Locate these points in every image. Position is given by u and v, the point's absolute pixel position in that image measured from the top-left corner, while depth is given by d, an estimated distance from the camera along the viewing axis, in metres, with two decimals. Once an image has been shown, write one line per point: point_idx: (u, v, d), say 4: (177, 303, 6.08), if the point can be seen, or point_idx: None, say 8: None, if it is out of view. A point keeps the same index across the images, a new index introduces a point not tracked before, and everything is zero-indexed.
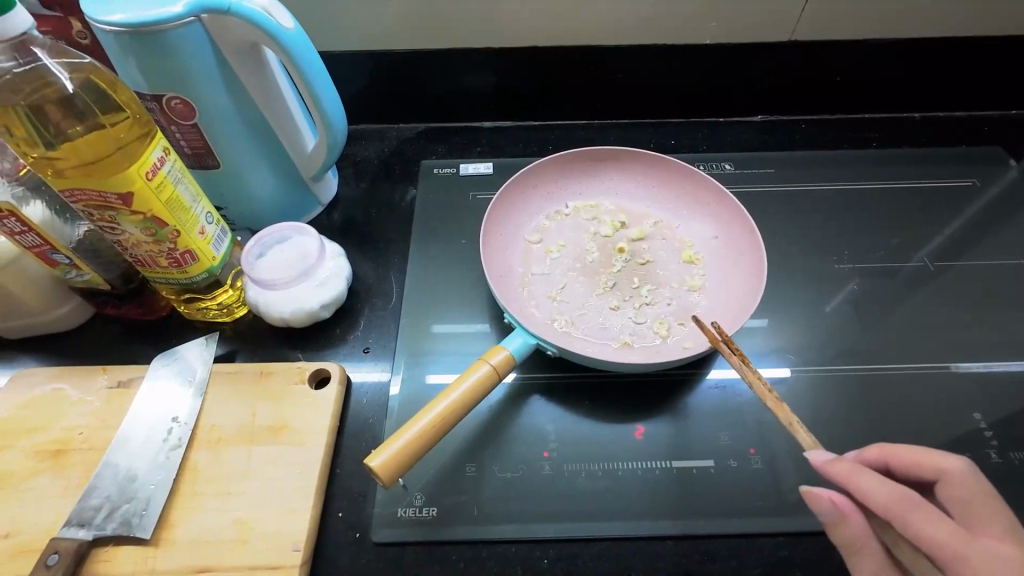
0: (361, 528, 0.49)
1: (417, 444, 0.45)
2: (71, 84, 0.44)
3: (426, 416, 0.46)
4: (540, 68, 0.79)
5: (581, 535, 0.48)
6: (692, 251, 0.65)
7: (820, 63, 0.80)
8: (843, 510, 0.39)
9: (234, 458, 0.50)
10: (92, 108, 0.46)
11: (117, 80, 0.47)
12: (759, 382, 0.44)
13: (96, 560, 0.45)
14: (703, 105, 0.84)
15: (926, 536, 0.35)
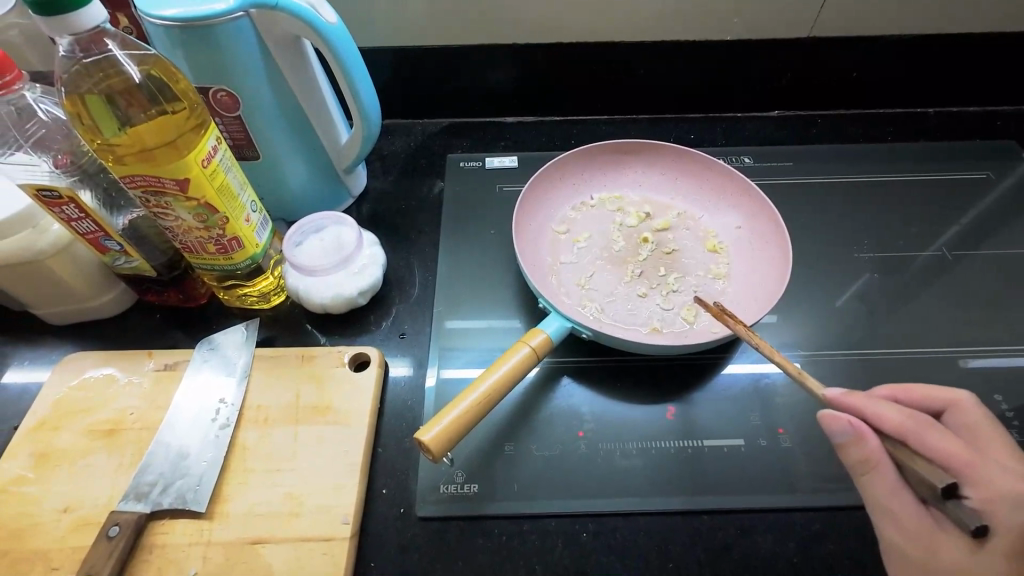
0: (404, 504, 0.51)
1: (464, 419, 0.47)
2: (137, 75, 0.47)
3: (471, 394, 0.48)
4: (540, 69, 0.81)
5: (618, 511, 0.50)
6: (716, 241, 0.67)
7: (821, 63, 0.82)
8: (860, 431, 0.41)
9: (281, 436, 0.52)
10: (156, 98, 0.48)
11: (177, 72, 0.49)
12: (766, 343, 0.46)
13: (153, 532, 0.47)
14: (704, 105, 0.86)
15: (940, 451, 0.39)
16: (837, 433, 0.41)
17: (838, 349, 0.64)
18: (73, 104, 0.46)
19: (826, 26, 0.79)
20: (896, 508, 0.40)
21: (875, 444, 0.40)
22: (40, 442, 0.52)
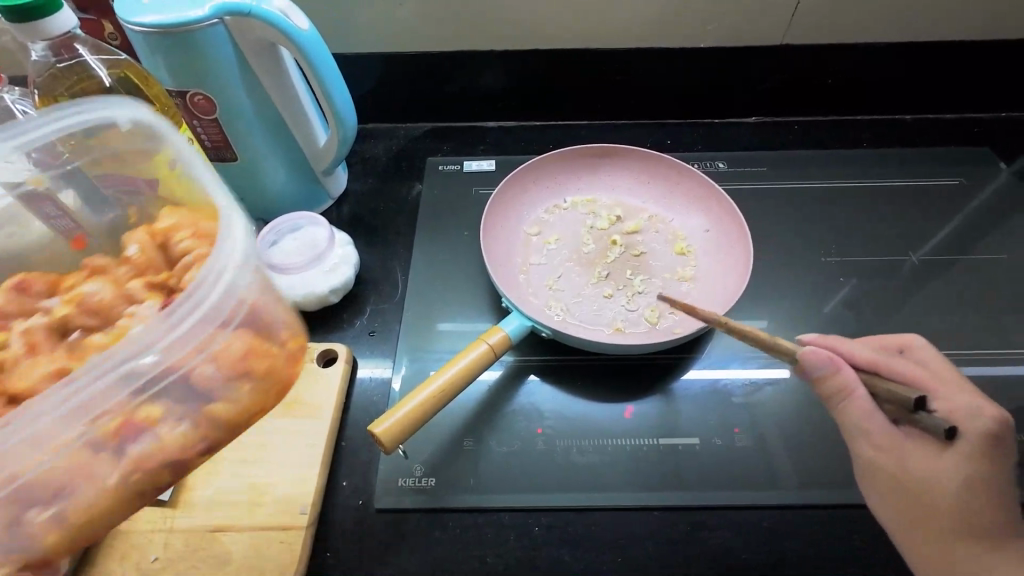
0: (364, 496, 0.52)
1: (427, 409, 0.49)
2: None
3: (431, 385, 0.50)
4: (544, 67, 0.82)
5: (573, 505, 0.51)
6: (685, 243, 0.68)
7: (822, 63, 0.82)
8: (836, 363, 0.44)
9: (247, 429, 0.54)
10: None
11: None
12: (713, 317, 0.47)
13: (119, 519, 0.49)
14: (704, 105, 0.86)
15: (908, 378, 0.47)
16: (819, 366, 0.44)
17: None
18: None
19: (804, 33, 0.80)
20: (871, 428, 0.44)
21: (850, 374, 0.44)
22: None
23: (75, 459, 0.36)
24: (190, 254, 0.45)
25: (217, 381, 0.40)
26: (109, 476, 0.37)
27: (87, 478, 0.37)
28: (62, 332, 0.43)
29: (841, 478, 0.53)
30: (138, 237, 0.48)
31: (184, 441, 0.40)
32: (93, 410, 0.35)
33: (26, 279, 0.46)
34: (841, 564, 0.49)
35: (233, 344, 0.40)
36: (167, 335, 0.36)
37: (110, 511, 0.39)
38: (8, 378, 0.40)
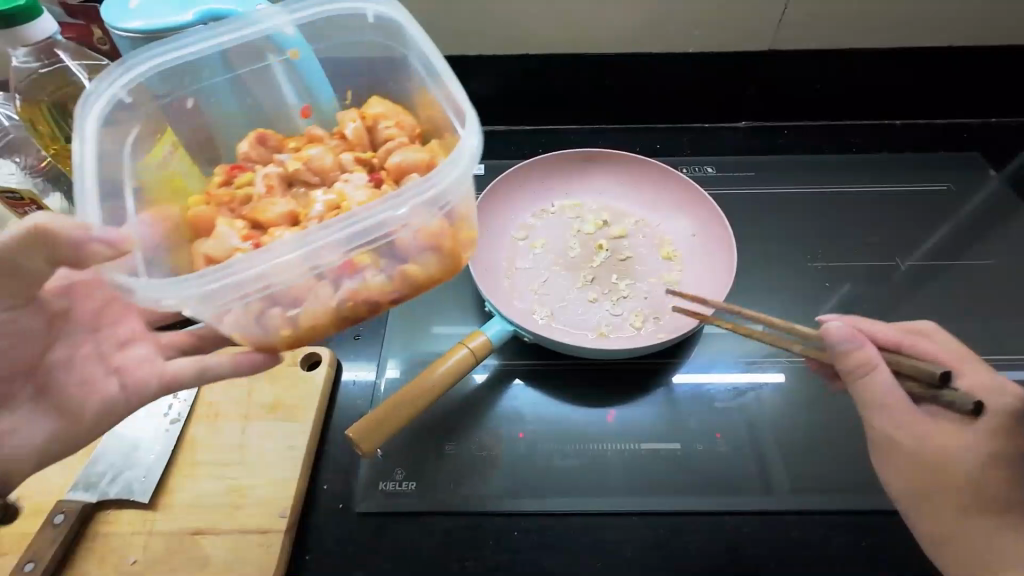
0: (345, 500, 0.52)
1: (400, 408, 0.51)
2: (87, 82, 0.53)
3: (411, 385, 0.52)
4: (540, 69, 0.82)
5: (553, 510, 0.51)
6: (671, 248, 0.68)
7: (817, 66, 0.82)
8: (858, 340, 0.46)
9: (230, 431, 0.54)
10: None
11: None
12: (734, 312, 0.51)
13: (100, 521, 0.49)
14: (697, 108, 0.86)
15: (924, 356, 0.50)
16: (842, 341, 0.45)
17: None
18: (28, 111, 0.52)
19: (793, 39, 0.80)
20: (894, 405, 0.45)
21: (873, 350, 0.46)
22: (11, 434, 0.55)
23: (308, 283, 0.44)
24: (393, 140, 0.54)
25: (412, 249, 0.47)
26: (326, 298, 0.46)
27: (310, 296, 0.45)
28: (291, 183, 0.53)
29: (822, 484, 0.53)
30: (348, 118, 0.56)
31: (397, 276, 0.48)
32: (317, 257, 0.42)
33: (248, 153, 0.55)
34: (823, 568, 0.49)
35: (435, 226, 0.47)
36: (406, 212, 0.43)
37: (333, 316, 0.48)
38: (255, 208, 0.51)
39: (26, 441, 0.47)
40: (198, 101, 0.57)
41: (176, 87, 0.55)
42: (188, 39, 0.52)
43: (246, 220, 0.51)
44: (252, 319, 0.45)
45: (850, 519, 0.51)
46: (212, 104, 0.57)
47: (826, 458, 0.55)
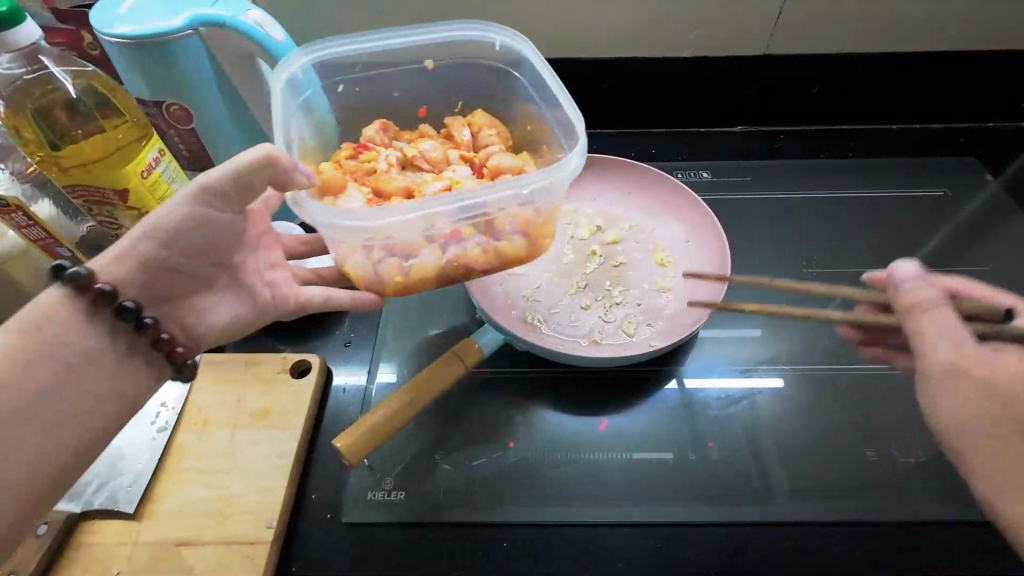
0: (333, 510, 0.52)
1: (390, 411, 0.50)
2: (73, 89, 0.53)
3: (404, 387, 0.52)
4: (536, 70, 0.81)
5: (543, 521, 0.51)
6: (664, 254, 0.68)
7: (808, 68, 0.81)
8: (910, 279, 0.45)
9: (217, 439, 0.54)
10: (93, 112, 0.55)
11: (115, 87, 0.57)
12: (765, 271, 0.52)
13: (84, 531, 0.49)
14: (687, 114, 0.86)
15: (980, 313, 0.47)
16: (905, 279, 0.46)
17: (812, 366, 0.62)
18: (13, 118, 0.53)
19: (789, 42, 0.80)
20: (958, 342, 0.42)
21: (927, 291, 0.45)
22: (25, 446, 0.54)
23: (418, 243, 0.49)
24: (495, 146, 0.60)
25: (512, 233, 0.51)
26: (434, 259, 0.50)
27: (420, 253, 0.49)
28: (414, 167, 0.59)
29: (816, 495, 0.52)
30: (458, 123, 0.62)
31: (501, 250, 0.51)
32: (430, 222, 0.46)
33: (373, 134, 0.60)
34: None
35: (538, 221, 0.52)
36: (523, 195, 0.47)
37: (442, 279, 0.52)
38: (379, 179, 0.56)
39: (218, 320, 0.49)
40: (357, 87, 0.62)
41: (337, 74, 0.60)
42: (373, 35, 0.57)
43: (372, 192, 0.55)
44: (366, 261, 0.50)
45: (850, 528, 0.51)
46: (362, 94, 0.62)
47: (821, 469, 0.54)
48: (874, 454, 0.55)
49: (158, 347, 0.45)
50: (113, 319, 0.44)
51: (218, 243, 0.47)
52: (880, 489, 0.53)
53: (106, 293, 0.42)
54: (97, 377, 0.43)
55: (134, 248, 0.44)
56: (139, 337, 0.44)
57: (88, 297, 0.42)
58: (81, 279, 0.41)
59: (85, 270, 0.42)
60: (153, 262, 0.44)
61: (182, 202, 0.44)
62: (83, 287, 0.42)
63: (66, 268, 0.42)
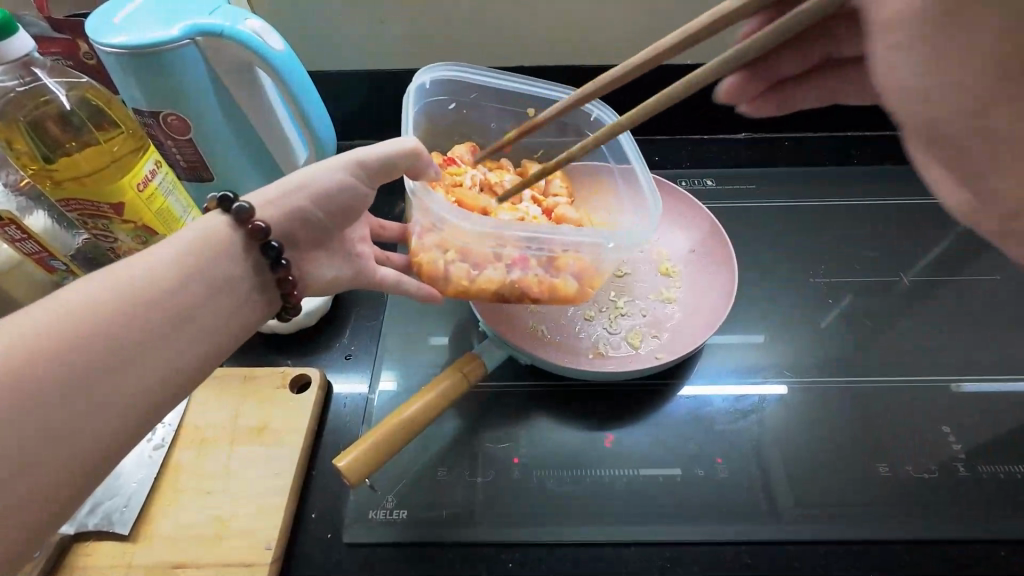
0: (333, 529, 0.51)
1: (394, 435, 0.49)
2: (66, 101, 0.53)
3: (416, 402, 0.51)
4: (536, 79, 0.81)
5: (548, 540, 0.49)
6: (669, 264, 0.67)
7: None
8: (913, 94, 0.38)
9: (215, 457, 0.52)
10: (87, 124, 0.54)
11: (110, 99, 0.57)
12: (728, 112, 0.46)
13: (77, 553, 0.47)
14: (690, 120, 0.85)
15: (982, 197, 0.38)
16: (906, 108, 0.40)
17: (816, 376, 0.61)
18: (5, 131, 0.52)
19: None
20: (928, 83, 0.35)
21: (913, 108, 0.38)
22: None
23: (488, 253, 0.54)
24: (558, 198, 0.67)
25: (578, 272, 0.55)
26: (497, 275, 0.54)
27: (488, 267, 0.55)
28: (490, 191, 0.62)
29: (826, 512, 0.51)
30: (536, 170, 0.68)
31: (558, 287, 0.55)
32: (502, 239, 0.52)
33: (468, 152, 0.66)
34: None
35: (599, 276, 0.57)
36: (603, 248, 0.52)
37: (498, 296, 0.56)
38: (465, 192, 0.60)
39: (327, 276, 0.51)
40: (464, 111, 0.69)
41: (453, 94, 0.67)
42: (517, 77, 0.66)
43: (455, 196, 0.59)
44: (439, 256, 0.55)
45: (850, 548, 0.49)
46: (465, 119, 0.69)
47: (831, 486, 0.53)
48: (886, 469, 0.54)
49: (283, 288, 0.46)
50: (255, 256, 0.44)
51: (352, 210, 0.50)
52: (889, 505, 0.51)
53: (265, 231, 0.43)
54: (227, 300, 0.42)
55: (289, 194, 0.46)
56: (271, 275, 0.45)
57: (243, 231, 0.43)
58: (244, 213, 0.43)
59: (250, 205, 0.43)
60: (299, 214, 0.46)
61: (341, 166, 0.47)
62: (243, 221, 0.43)
63: (232, 201, 0.43)
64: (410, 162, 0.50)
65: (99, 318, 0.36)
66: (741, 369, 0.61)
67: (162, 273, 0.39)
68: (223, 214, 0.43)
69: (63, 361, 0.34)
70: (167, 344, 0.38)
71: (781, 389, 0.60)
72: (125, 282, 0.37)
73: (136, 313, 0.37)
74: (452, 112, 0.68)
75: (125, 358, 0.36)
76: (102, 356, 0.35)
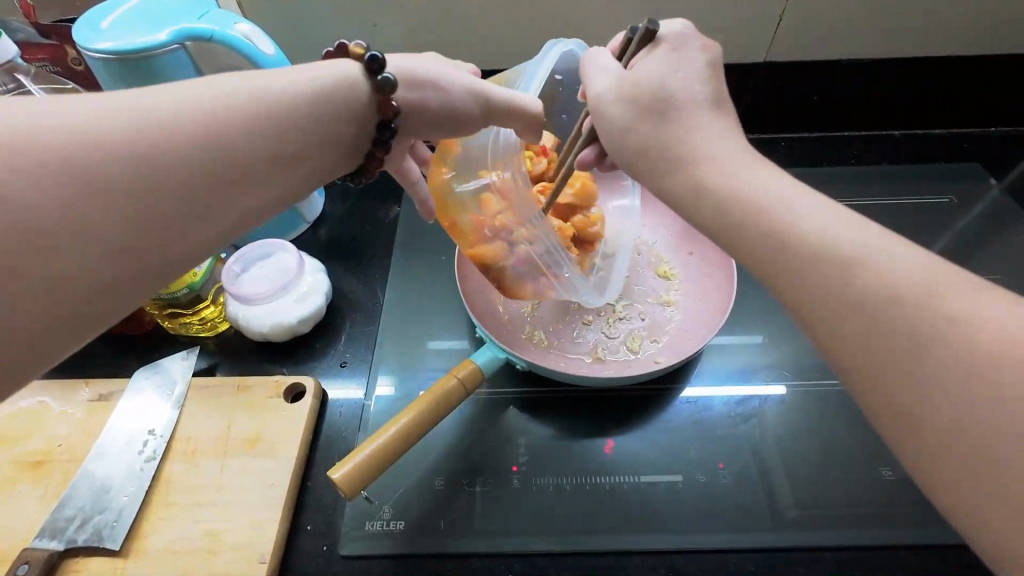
0: (329, 542, 0.50)
1: (394, 443, 0.48)
2: None
3: (461, 370, 0.53)
4: None
5: (548, 550, 0.48)
6: (668, 267, 0.66)
7: (804, 76, 0.80)
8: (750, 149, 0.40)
9: (208, 469, 0.52)
10: None
11: None
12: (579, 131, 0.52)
13: (66, 571, 0.46)
14: None
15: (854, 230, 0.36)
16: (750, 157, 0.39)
17: (817, 379, 0.60)
18: None
19: (787, 46, 0.78)
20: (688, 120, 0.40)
21: (705, 126, 0.40)
22: (5, 471, 0.52)
23: (506, 222, 0.52)
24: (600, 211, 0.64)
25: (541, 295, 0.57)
26: (495, 245, 0.53)
27: (500, 233, 0.53)
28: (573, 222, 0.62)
29: (828, 519, 0.50)
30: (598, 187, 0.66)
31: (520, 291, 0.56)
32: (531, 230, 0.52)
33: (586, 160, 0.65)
34: None
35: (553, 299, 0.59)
36: (574, 296, 0.55)
37: (481, 265, 0.55)
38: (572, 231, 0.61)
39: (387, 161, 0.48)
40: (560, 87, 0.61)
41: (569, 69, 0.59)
42: None
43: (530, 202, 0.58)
44: (466, 190, 0.53)
45: (853, 554, 0.48)
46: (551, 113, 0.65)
47: (830, 490, 0.52)
48: (889, 473, 0.53)
49: (368, 164, 0.44)
50: (371, 127, 0.42)
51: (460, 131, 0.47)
52: (892, 510, 0.50)
53: (395, 110, 0.42)
54: None
55: (427, 86, 0.44)
56: (367, 148, 0.42)
57: (376, 100, 0.41)
58: (388, 87, 0.41)
59: (396, 83, 0.41)
60: (421, 105, 0.44)
61: (477, 89, 0.46)
62: (382, 93, 0.41)
63: (381, 67, 0.40)
64: (534, 125, 0.50)
65: (203, 130, 0.32)
66: (741, 371, 0.60)
67: (282, 112, 0.35)
68: (361, 73, 0.40)
69: (152, 170, 0.30)
70: (238, 205, 0.34)
71: (780, 389, 0.59)
72: (242, 104, 0.34)
73: (237, 143, 0.33)
74: (556, 83, 0.60)
75: (201, 198, 0.32)
76: (189, 179, 0.31)
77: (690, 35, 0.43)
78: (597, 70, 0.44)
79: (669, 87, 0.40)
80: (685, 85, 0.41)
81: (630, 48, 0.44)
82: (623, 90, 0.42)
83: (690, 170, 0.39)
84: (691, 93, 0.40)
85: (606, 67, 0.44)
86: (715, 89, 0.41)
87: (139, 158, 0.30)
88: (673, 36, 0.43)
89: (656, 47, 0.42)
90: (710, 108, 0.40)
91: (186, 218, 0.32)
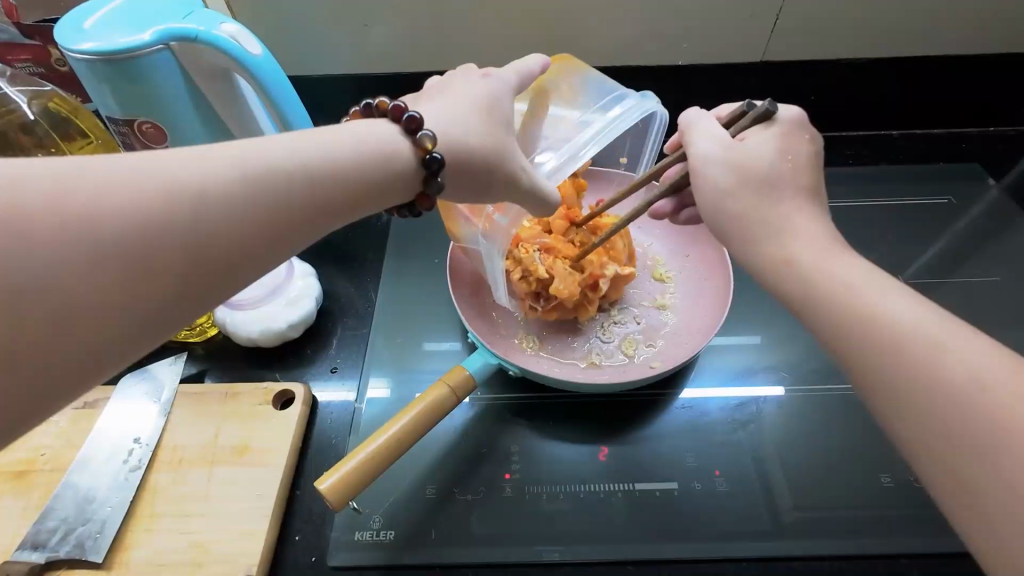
0: (317, 553, 0.49)
1: (384, 453, 0.47)
2: (30, 110, 0.54)
3: (454, 377, 0.52)
4: None
5: (541, 561, 0.47)
6: (663, 269, 0.66)
7: (802, 78, 0.80)
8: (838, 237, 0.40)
9: (195, 478, 0.51)
10: (51, 132, 0.55)
11: (78, 108, 0.57)
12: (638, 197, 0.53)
13: None
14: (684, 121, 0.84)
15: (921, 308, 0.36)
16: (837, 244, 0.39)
17: (817, 383, 0.59)
18: None
19: (783, 47, 0.77)
20: (793, 204, 0.40)
21: (807, 219, 0.40)
22: None
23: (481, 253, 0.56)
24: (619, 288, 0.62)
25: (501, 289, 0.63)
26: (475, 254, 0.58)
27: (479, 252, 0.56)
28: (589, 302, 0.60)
29: (827, 527, 0.49)
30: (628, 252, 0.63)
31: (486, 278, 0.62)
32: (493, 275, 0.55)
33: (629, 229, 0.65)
34: None
35: None
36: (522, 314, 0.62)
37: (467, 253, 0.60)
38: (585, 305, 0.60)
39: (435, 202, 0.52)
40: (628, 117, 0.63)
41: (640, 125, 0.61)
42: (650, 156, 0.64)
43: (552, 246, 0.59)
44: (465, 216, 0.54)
45: (851, 562, 0.48)
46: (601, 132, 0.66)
47: (829, 498, 0.51)
48: (888, 479, 0.52)
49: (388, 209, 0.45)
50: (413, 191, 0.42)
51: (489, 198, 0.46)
52: (891, 517, 0.50)
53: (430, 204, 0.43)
54: None
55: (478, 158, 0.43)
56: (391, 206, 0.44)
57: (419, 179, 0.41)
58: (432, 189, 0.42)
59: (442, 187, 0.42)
60: (466, 175, 0.43)
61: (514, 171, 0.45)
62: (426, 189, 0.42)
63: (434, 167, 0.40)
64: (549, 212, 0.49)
65: (265, 196, 0.33)
66: (738, 373, 0.60)
67: (332, 174, 0.36)
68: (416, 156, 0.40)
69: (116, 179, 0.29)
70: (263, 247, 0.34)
71: (777, 391, 0.58)
72: (281, 168, 0.34)
73: (289, 206, 0.34)
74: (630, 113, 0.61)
75: (244, 248, 0.33)
76: (245, 241, 0.32)
77: (803, 124, 0.44)
78: (705, 128, 0.44)
79: (776, 160, 0.41)
80: (790, 165, 0.41)
81: (748, 117, 0.44)
82: (734, 156, 0.41)
83: (783, 243, 0.39)
84: (795, 171, 0.41)
85: (713, 130, 0.44)
86: (815, 178, 0.42)
87: (205, 225, 0.31)
88: (788, 121, 0.44)
89: (771, 127, 0.43)
90: (809, 197, 0.41)
91: (232, 266, 0.32)
